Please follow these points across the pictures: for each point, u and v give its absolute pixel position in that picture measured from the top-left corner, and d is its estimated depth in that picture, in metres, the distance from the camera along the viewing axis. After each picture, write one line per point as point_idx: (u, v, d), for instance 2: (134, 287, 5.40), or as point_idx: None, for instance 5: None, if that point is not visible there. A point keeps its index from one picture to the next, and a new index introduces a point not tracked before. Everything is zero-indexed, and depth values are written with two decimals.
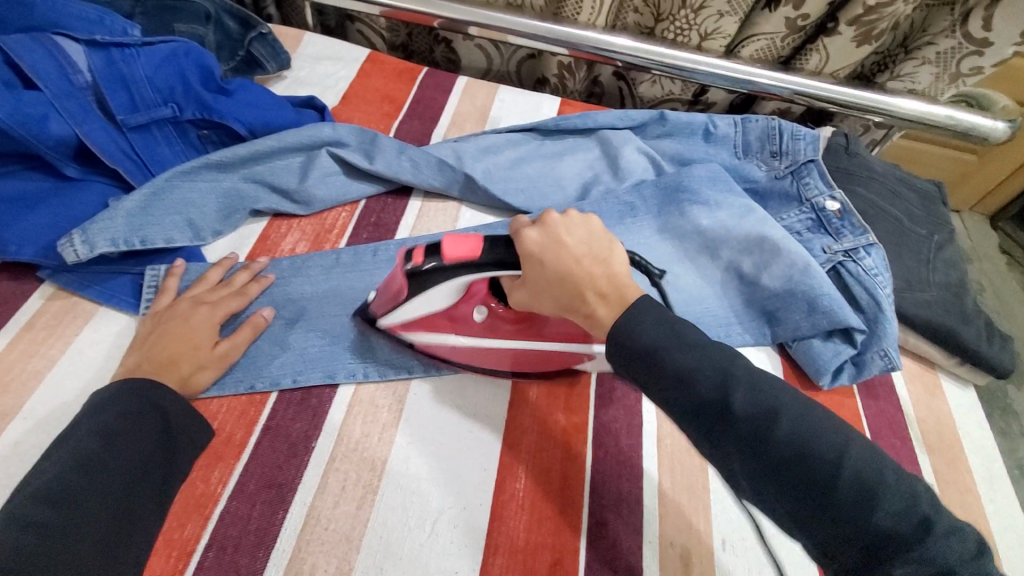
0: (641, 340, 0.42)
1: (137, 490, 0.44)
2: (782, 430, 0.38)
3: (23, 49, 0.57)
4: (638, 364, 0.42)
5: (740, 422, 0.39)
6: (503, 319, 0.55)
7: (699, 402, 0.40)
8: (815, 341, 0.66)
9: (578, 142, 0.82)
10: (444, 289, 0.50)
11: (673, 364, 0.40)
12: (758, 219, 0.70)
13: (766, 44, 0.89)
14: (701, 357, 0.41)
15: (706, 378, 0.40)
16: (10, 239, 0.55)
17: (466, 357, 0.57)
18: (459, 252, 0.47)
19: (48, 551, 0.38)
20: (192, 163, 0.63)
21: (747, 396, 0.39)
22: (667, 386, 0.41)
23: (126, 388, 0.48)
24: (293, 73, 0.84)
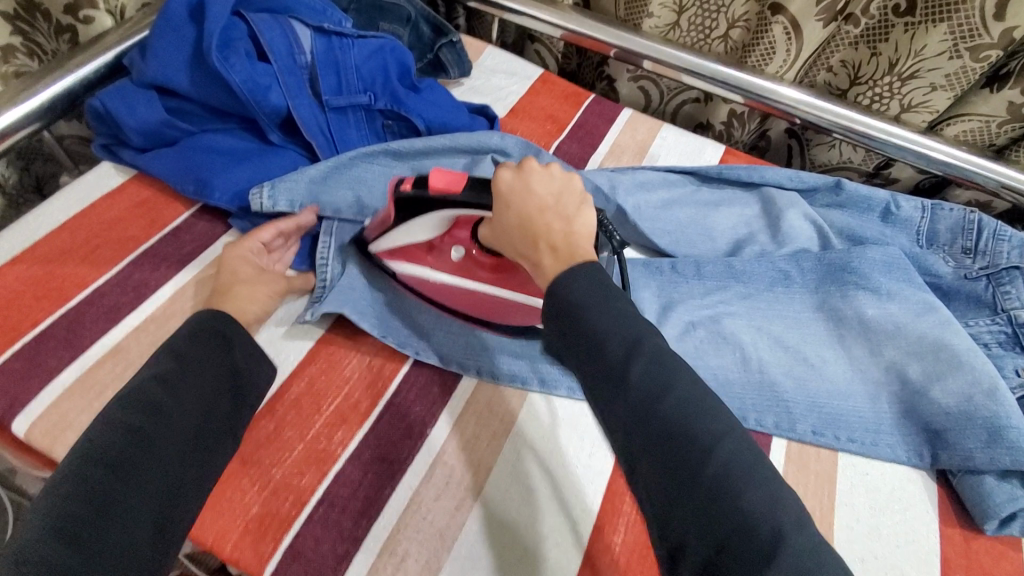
0: (565, 292, 0.39)
1: (209, 404, 0.45)
2: (667, 404, 0.34)
3: (265, 26, 0.65)
4: (559, 320, 0.39)
5: (630, 393, 0.35)
6: (480, 265, 0.57)
7: (601, 363, 0.37)
8: (987, 477, 0.56)
9: (738, 195, 0.78)
10: (427, 221, 0.54)
11: (586, 320, 0.38)
12: (940, 319, 0.63)
13: (978, 126, 0.78)
14: (614, 316, 0.37)
15: (614, 344, 0.37)
16: (217, 188, 0.63)
17: (453, 295, 0.60)
18: (442, 185, 0.50)
19: (141, 448, 0.40)
20: (375, 148, 0.68)
21: (645, 367, 0.35)
22: (577, 340, 0.38)
23: (200, 318, 0.49)
24: (470, 81, 0.88)
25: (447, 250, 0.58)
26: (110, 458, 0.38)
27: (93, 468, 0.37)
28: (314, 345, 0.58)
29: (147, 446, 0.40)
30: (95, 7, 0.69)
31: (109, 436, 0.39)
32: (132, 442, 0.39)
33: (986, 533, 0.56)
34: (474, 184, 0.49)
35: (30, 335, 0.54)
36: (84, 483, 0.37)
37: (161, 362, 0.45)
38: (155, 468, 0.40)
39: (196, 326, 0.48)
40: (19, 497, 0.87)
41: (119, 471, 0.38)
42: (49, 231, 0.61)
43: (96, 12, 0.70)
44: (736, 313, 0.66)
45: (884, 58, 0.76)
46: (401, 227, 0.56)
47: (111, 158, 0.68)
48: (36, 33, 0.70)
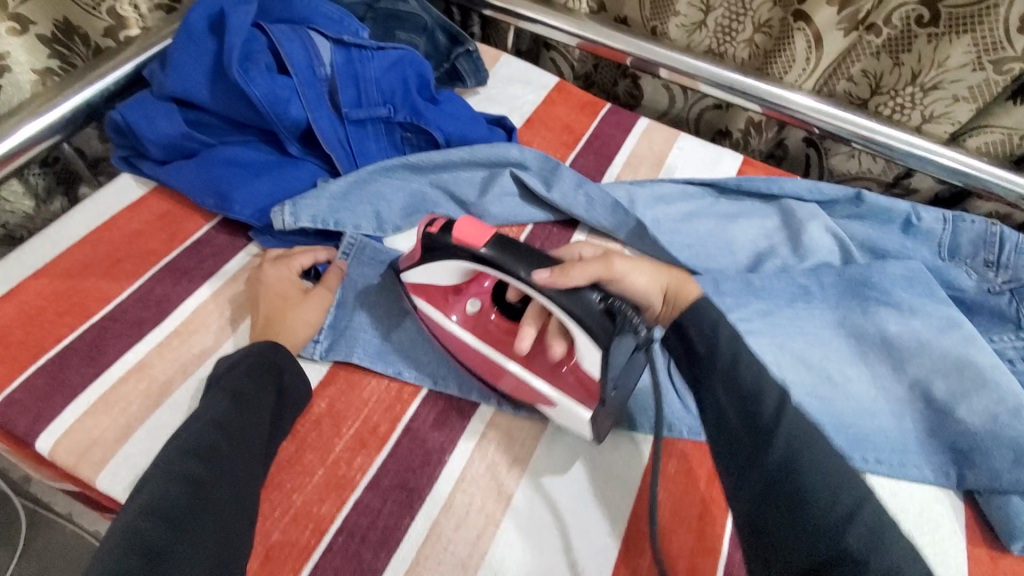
0: (713, 334, 0.48)
1: (255, 450, 0.45)
2: (809, 467, 0.42)
3: (285, 39, 0.65)
4: (699, 363, 0.48)
5: (767, 458, 0.43)
6: (493, 323, 0.56)
7: (747, 416, 0.45)
8: (1014, 497, 0.56)
9: (758, 207, 0.77)
10: (449, 267, 0.52)
11: (741, 377, 0.46)
12: (964, 336, 0.63)
13: (1002, 137, 0.77)
14: (757, 381, 0.46)
15: (757, 404, 0.45)
16: (237, 202, 0.63)
17: (474, 362, 0.56)
18: (464, 236, 0.48)
19: (197, 499, 0.39)
20: (395, 162, 0.68)
21: (791, 429, 0.44)
22: (731, 391, 0.46)
23: (253, 351, 0.51)
24: (486, 90, 0.88)
25: (461, 303, 0.57)
26: (166, 507, 0.37)
27: (149, 521, 0.36)
28: (332, 365, 0.58)
29: (203, 496, 0.39)
30: (130, 28, 0.70)
31: (166, 485, 0.39)
32: (187, 491, 0.39)
33: (1014, 553, 0.56)
34: (501, 239, 0.47)
35: (53, 352, 0.54)
36: (142, 536, 0.35)
37: (214, 405, 0.45)
38: (208, 515, 0.39)
39: (241, 358, 0.50)
40: (33, 505, 0.88)
41: (177, 522, 0.37)
42: (68, 246, 0.61)
43: (132, 32, 0.70)
44: (757, 331, 0.65)
45: (907, 69, 0.76)
46: (424, 267, 0.53)
47: (130, 170, 0.68)
48: (74, 55, 0.70)
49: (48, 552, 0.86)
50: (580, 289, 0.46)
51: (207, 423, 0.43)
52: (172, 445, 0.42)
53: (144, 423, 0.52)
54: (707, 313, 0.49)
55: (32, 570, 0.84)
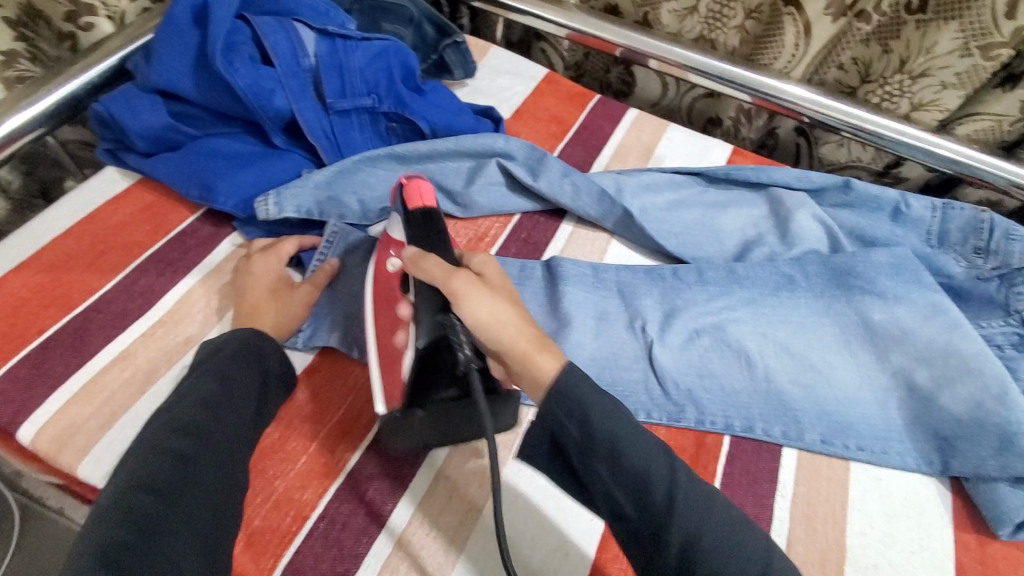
0: (595, 424, 0.42)
1: (244, 428, 0.45)
2: (707, 544, 0.40)
3: (269, 30, 0.65)
4: (589, 456, 0.42)
5: (667, 555, 0.40)
6: (394, 290, 0.53)
7: (643, 504, 0.41)
8: (1000, 484, 0.56)
9: (745, 195, 0.77)
10: (394, 224, 0.55)
11: (625, 457, 0.41)
12: (949, 322, 0.62)
13: (990, 125, 0.77)
14: (642, 466, 0.41)
15: (648, 494, 0.41)
16: (221, 193, 0.63)
17: (365, 318, 0.56)
18: (408, 193, 0.52)
19: (186, 475, 0.40)
20: (379, 152, 0.68)
21: (683, 509, 0.40)
22: (617, 476, 0.41)
23: (241, 338, 0.50)
24: (475, 81, 0.88)
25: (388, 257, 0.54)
26: (155, 482, 0.38)
27: (141, 495, 0.37)
28: (318, 353, 0.58)
29: (192, 471, 0.40)
30: (95, 14, 0.70)
31: (155, 463, 0.39)
32: (176, 467, 0.40)
33: (1002, 539, 0.55)
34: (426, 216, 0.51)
35: (37, 342, 0.54)
36: (134, 508, 0.37)
37: (201, 384, 0.45)
38: (196, 490, 0.39)
39: (225, 343, 0.50)
40: (27, 499, 0.88)
41: (166, 497, 0.38)
42: (53, 237, 0.61)
43: (96, 19, 0.70)
44: (742, 319, 0.65)
45: (895, 56, 0.75)
46: (392, 220, 0.55)
47: (115, 162, 0.68)
48: (39, 39, 0.70)
49: (40, 546, 0.86)
50: (432, 300, 0.47)
51: (192, 402, 0.44)
52: (160, 421, 0.43)
53: (126, 412, 0.51)
54: (575, 391, 0.42)
55: (24, 565, 0.84)
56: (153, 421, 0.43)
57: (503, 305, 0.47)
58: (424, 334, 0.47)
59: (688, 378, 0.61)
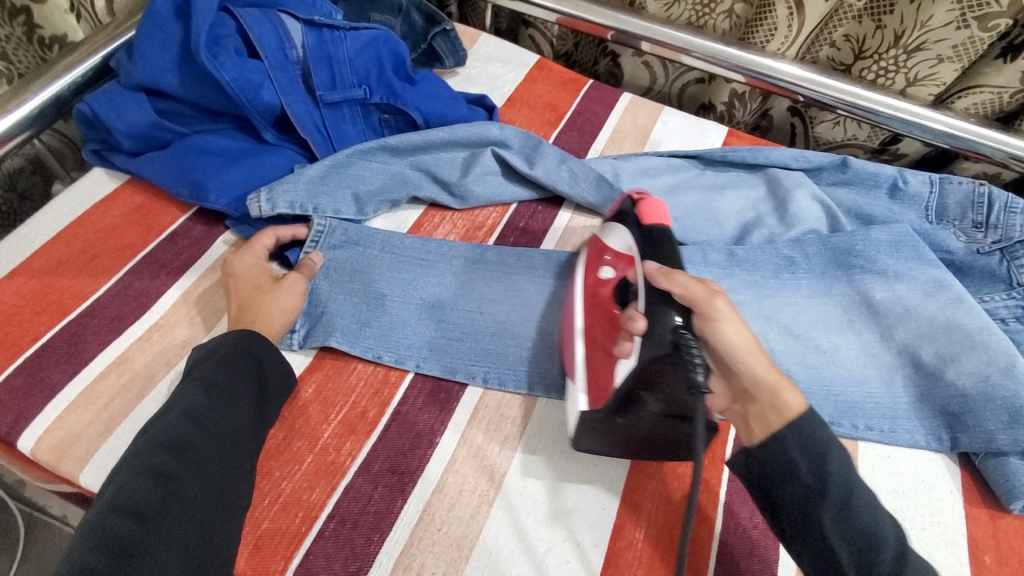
0: (811, 436, 0.46)
1: (234, 441, 0.44)
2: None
3: (254, 21, 0.63)
4: (795, 476, 0.45)
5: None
6: (604, 293, 0.55)
7: (849, 534, 0.43)
8: (1010, 457, 0.56)
9: (743, 177, 0.76)
10: (621, 237, 0.57)
11: (831, 482, 0.44)
12: (950, 298, 0.62)
13: (991, 97, 0.76)
14: (874, 525, 0.44)
15: (877, 553, 0.43)
16: (212, 191, 0.62)
17: (568, 326, 0.57)
18: (649, 212, 0.57)
19: (168, 493, 0.38)
20: (371, 144, 0.66)
21: (887, 545, 0.43)
22: (806, 498, 0.44)
23: (232, 342, 0.50)
24: (466, 70, 0.86)
25: (602, 264, 0.57)
26: (134, 502, 0.36)
27: (119, 516, 0.35)
28: (316, 355, 0.57)
29: (175, 489, 0.38)
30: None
31: (135, 480, 0.37)
32: (157, 485, 0.38)
33: (1013, 512, 0.55)
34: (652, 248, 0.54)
35: (32, 350, 0.53)
36: (109, 532, 0.34)
37: (189, 396, 0.44)
38: (181, 508, 0.38)
39: (216, 348, 0.49)
40: (30, 510, 0.87)
41: (145, 517, 0.36)
42: (42, 243, 0.60)
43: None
44: (745, 302, 0.65)
45: (890, 31, 0.74)
46: (609, 227, 0.60)
47: (101, 164, 0.67)
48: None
49: (46, 557, 0.85)
50: (667, 308, 0.48)
51: (178, 415, 0.42)
52: (143, 437, 0.41)
53: (126, 418, 0.51)
54: (813, 434, 0.46)
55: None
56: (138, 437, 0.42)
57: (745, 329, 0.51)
58: (652, 347, 0.47)
59: None
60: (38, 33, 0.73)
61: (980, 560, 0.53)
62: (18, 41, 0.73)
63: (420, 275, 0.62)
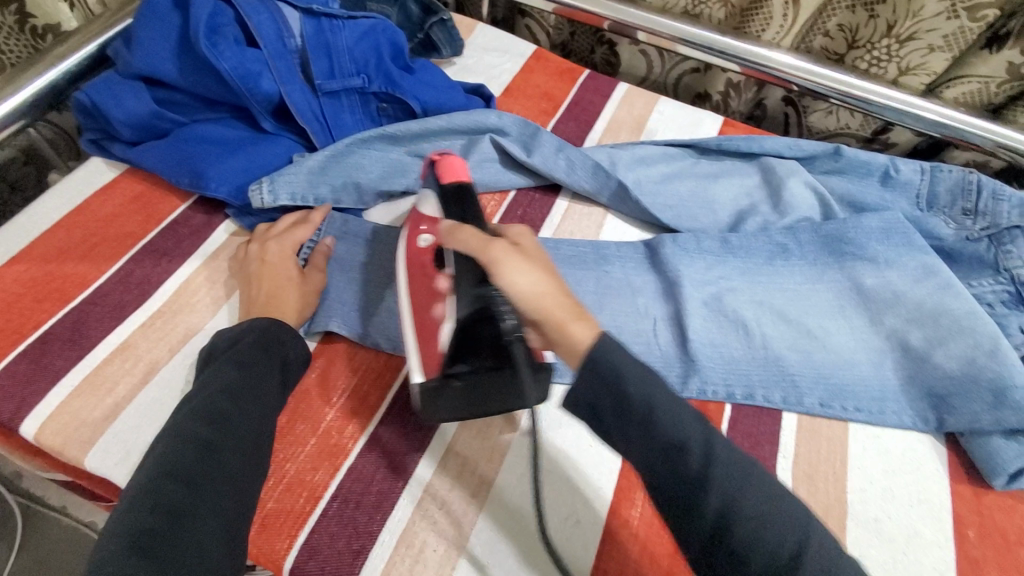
0: (604, 352, 0.40)
1: (267, 412, 0.45)
2: (739, 516, 0.37)
3: (252, 10, 0.63)
4: (611, 396, 0.40)
5: (705, 515, 0.37)
6: (428, 260, 0.52)
7: (665, 458, 0.39)
8: (995, 436, 0.57)
9: (737, 165, 0.77)
10: (428, 199, 0.55)
11: (652, 411, 0.39)
12: (939, 283, 0.64)
13: (977, 87, 0.77)
14: (676, 431, 0.39)
15: (682, 457, 0.39)
16: (211, 179, 0.62)
17: (404, 300, 0.54)
18: (453, 170, 0.53)
19: (209, 461, 0.40)
20: (370, 133, 0.67)
21: (721, 475, 0.38)
22: (654, 438, 0.39)
23: (261, 327, 0.50)
24: (463, 60, 0.87)
25: (420, 232, 0.54)
26: (181, 470, 0.38)
27: (166, 482, 0.38)
28: (319, 341, 0.58)
29: (215, 458, 0.40)
30: None
31: (180, 450, 0.39)
32: (199, 454, 0.40)
33: (997, 489, 0.57)
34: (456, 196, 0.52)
35: (34, 337, 0.54)
36: (160, 496, 0.37)
37: (223, 372, 0.45)
38: (224, 475, 0.40)
39: (245, 331, 0.50)
40: (29, 500, 0.87)
41: (191, 483, 0.38)
42: (42, 231, 0.60)
43: None
44: (739, 288, 0.66)
45: (882, 21, 0.75)
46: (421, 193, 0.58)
47: (101, 153, 0.67)
48: None
49: (45, 547, 0.85)
50: (463, 264, 0.46)
51: (215, 389, 0.44)
52: (183, 409, 0.43)
53: (130, 403, 0.51)
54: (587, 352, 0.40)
55: (29, 565, 0.84)
56: (178, 409, 0.44)
57: (541, 274, 0.44)
58: (466, 305, 0.45)
59: (688, 348, 0.61)
60: (31, 22, 0.72)
61: (964, 534, 0.55)
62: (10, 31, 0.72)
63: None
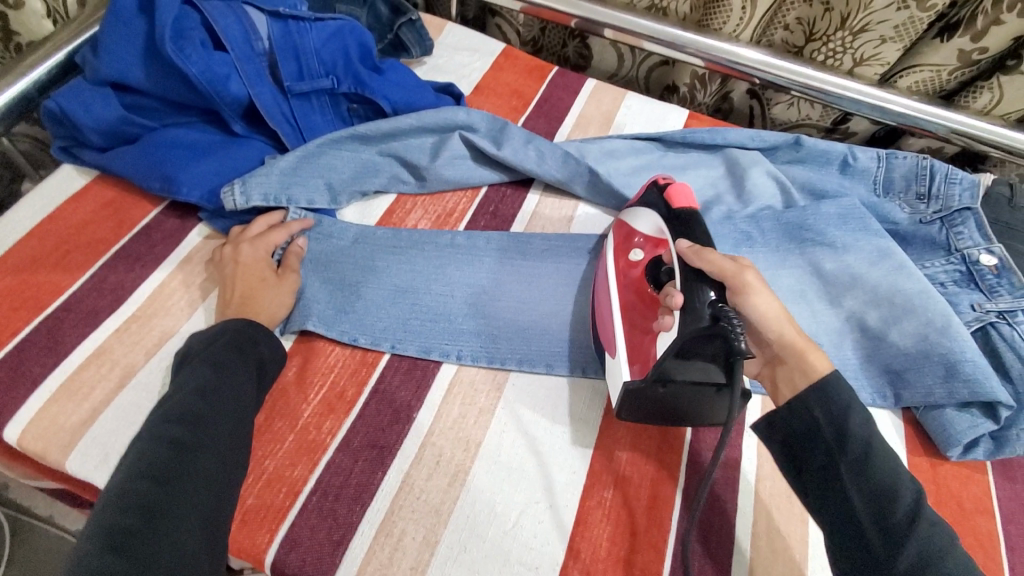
0: (845, 407, 0.46)
1: (243, 410, 0.47)
2: (923, 551, 0.41)
3: (218, 13, 0.63)
4: (831, 438, 0.45)
5: (902, 553, 0.41)
6: (642, 277, 0.58)
7: (863, 494, 0.44)
8: (948, 409, 0.60)
9: (703, 157, 0.79)
10: (652, 221, 0.58)
11: (860, 453, 0.44)
12: (895, 264, 0.66)
13: (929, 75, 0.81)
14: (894, 479, 0.43)
15: (892, 503, 0.43)
16: (183, 183, 0.62)
17: (597, 310, 0.59)
18: (683, 194, 0.55)
19: (184, 460, 0.40)
20: (341, 133, 0.68)
21: (912, 515, 0.42)
22: (853, 474, 0.44)
23: (234, 329, 0.52)
24: (433, 59, 0.88)
25: (632, 248, 0.60)
26: (156, 469, 0.39)
27: (142, 481, 0.38)
28: (294, 341, 0.59)
29: (188, 457, 0.41)
30: None
31: (153, 450, 0.40)
32: (173, 453, 0.40)
33: (952, 459, 0.60)
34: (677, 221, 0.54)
35: (10, 345, 0.54)
36: (134, 495, 0.37)
37: (196, 373, 0.46)
38: (199, 474, 0.41)
39: (220, 333, 0.51)
40: (15, 512, 0.87)
41: (167, 481, 0.39)
42: (14, 239, 0.60)
43: None
44: None
45: (836, 14, 0.78)
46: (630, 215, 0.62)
47: (71, 160, 0.67)
48: None
49: (33, 558, 0.85)
50: (701, 292, 0.48)
51: (190, 391, 0.45)
52: (157, 411, 0.44)
53: (109, 406, 0.52)
54: (837, 397, 0.46)
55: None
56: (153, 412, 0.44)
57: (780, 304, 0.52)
58: (694, 324, 0.47)
59: None
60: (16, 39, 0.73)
61: None
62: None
63: (391, 262, 0.64)
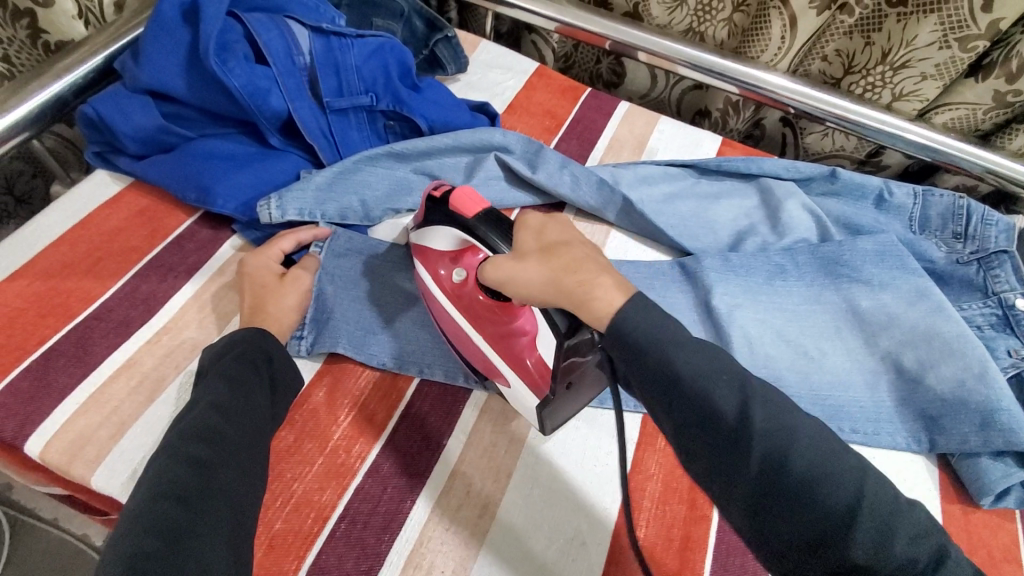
0: (634, 330, 0.40)
1: (261, 422, 0.46)
2: (760, 453, 0.36)
3: (262, 27, 0.63)
4: (652, 373, 0.39)
5: (747, 465, 0.36)
6: (471, 296, 0.55)
7: (695, 412, 0.38)
8: (983, 457, 0.59)
9: (737, 186, 0.79)
10: (449, 233, 0.54)
11: (678, 364, 0.38)
12: (933, 306, 0.65)
13: (965, 113, 0.80)
14: (712, 391, 0.38)
15: (721, 417, 0.37)
16: (219, 195, 0.62)
17: (459, 338, 0.57)
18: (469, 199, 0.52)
19: (205, 481, 0.39)
20: (378, 150, 0.68)
21: (760, 413, 0.37)
22: (684, 395, 0.38)
23: (244, 339, 0.51)
24: (467, 76, 0.88)
25: (449, 267, 0.57)
26: (180, 491, 0.38)
27: (163, 503, 0.37)
28: (324, 361, 0.58)
29: (209, 478, 0.40)
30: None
31: (174, 470, 0.39)
32: (195, 472, 0.39)
33: (983, 507, 0.59)
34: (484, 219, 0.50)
35: (38, 353, 0.53)
36: (157, 518, 0.36)
37: (212, 390, 0.45)
38: (222, 496, 0.39)
39: (230, 346, 0.50)
40: (16, 512, 0.85)
41: (189, 504, 0.38)
42: (46, 245, 0.60)
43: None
44: (745, 306, 0.67)
45: (877, 48, 0.78)
46: (427, 232, 0.57)
47: (105, 166, 0.67)
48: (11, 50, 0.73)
49: (33, 559, 0.83)
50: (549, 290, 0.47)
51: (206, 406, 0.44)
52: (174, 429, 0.42)
53: (137, 421, 0.51)
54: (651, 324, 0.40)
55: None
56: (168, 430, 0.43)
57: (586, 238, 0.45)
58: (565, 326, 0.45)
59: None
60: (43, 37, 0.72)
61: None
62: (21, 43, 0.72)
63: None
